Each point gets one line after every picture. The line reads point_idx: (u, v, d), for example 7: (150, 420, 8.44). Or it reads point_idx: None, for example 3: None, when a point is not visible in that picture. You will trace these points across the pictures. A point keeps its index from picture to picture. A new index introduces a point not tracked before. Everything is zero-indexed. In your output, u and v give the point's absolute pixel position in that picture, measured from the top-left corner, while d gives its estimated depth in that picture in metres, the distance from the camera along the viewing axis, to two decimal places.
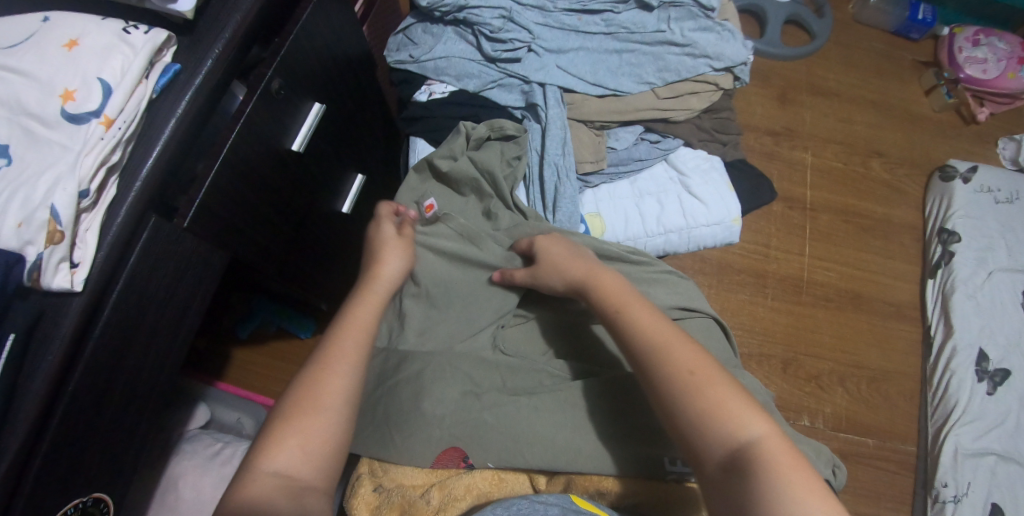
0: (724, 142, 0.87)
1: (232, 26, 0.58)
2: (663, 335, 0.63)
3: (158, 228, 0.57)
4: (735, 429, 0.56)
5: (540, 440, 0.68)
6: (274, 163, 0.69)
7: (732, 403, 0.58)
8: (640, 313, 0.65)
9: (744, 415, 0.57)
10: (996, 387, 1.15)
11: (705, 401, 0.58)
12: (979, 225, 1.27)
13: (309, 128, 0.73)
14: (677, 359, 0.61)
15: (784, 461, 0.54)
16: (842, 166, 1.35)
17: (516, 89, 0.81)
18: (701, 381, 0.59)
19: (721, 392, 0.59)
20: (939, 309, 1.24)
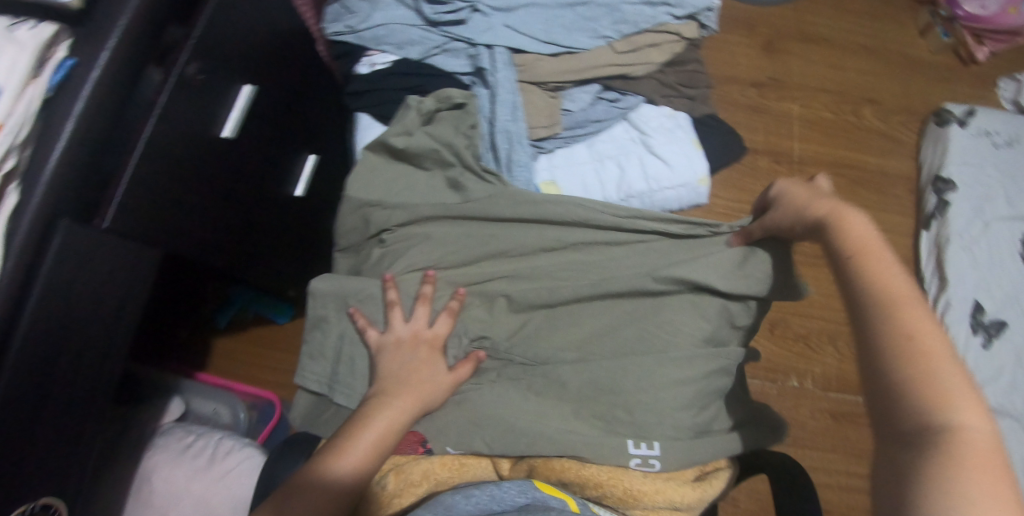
0: (691, 96, 0.82)
1: (128, 14, 0.56)
2: (916, 318, 0.52)
3: (73, 233, 0.55)
4: (937, 416, 0.47)
5: (499, 423, 0.68)
6: (196, 147, 0.67)
7: (953, 382, 0.48)
8: (886, 272, 0.55)
9: (962, 415, 0.47)
10: (992, 341, 1.12)
11: (924, 383, 0.48)
12: (977, 172, 1.21)
13: (239, 113, 0.71)
14: (920, 339, 0.50)
15: (980, 466, 0.44)
16: (832, 116, 1.29)
17: (463, 53, 0.78)
18: (923, 345, 0.50)
19: (949, 369, 0.49)
20: (933, 261, 1.19)
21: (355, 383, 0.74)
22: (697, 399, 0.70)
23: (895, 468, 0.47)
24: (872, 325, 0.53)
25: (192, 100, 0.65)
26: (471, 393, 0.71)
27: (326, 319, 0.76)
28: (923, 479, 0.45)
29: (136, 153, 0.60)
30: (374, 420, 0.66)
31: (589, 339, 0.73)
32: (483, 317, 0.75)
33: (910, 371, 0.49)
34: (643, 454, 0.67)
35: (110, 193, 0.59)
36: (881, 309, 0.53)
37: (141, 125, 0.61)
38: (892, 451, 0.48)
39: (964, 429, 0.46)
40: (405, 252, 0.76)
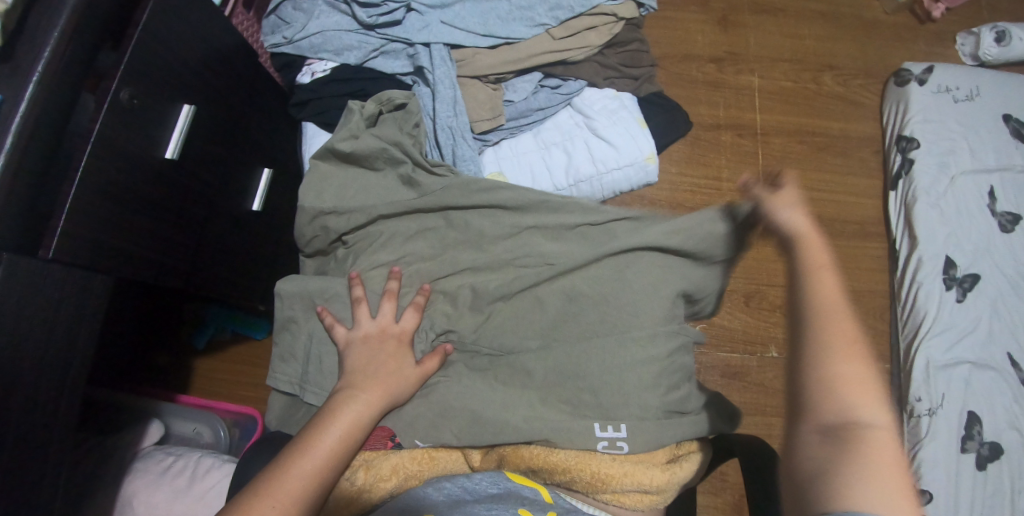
0: (635, 77, 0.83)
1: (49, 47, 0.57)
2: (841, 328, 0.59)
3: (15, 265, 0.56)
4: (842, 415, 0.55)
5: (464, 414, 0.66)
6: (140, 171, 0.67)
7: (854, 387, 0.56)
8: (827, 287, 0.61)
9: (868, 408, 0.56)
10: (966, 294, 1.12)
11: (837, 382, 0.56)
12: (940, 127, 1.21)
13: (181, 133, 0.71)
14: (841, 347, 0.58)
15: (875, 455, 0.53)
16: (792, 84, 1.29)
17: (402, 54, 0.79)
18: (838, 357, 0.57)
19: (859, 375, 0.57)
20: (903, 220, 1.19)
21: (323, 383, 0.71)
22: (669, 375, 0.67)
23: (795, 457, 0.56)
24: (804, 334, 0.59)
25: (130, 125, 0.65)
26: (438, 385, 0.69)
27: (295, 320, 0.73)
28: (819, 469, 0.54)
29: (75, 182, 0.60)
30: (339, 414, 0.63)
31: (556, 324, 0.70)
32: (448, 311, 0.72)
33: (825, 378, 0.57)
34: (610, 437, 0.65)
35: (52, 224, 0.59)
36: (821, 319, 0.59)
37: (79, 154, 0.61)
38: (796, 438, 0.56)
39: (865, 425, 0.55)
40: (366, 252, 0.75)
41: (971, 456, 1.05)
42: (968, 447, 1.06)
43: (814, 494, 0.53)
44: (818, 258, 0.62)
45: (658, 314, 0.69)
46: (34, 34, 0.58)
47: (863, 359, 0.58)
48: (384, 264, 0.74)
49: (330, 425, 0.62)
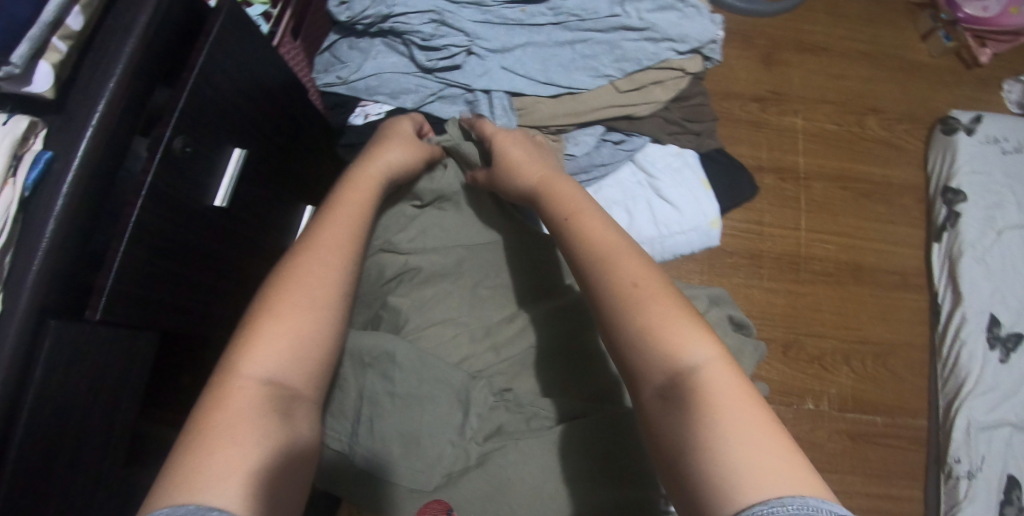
0: (697, 131, 0.80)
1: (104, 99, 0.54)
2: (669, 328, 0.50)
3: (63, 332, 0.52)
4: (724, 422, 0.45)
5: (527, 489, 0.59)
6: (189, 222, 0.64)
7: (732, 389, 0.47)
8: (648, 295, 0.52)
9: (738, 410, 0.46)
10: (1009, 354, 1.10)
11: (698, 384, 0.47)
12: (987, 179, 1.19)
13: (230, 178, 0.68)
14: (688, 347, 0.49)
15: (764, 465, 0.43)
16: (835, 127, 1.26)
17: (460, 100, 0.76)
18: (648, 306, 0.51)
19: (731, 376, 0.48)
20: (946, 273, 1.16)
21: (379, 450, 0.60)
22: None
23: (653, 434, 0.49)
24: (615, 316, 0.52)
25: (181, 174, 0.62)
26: (493, 454, 0.61)
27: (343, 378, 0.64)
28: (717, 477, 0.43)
29: (124, 238, 0.56)
30: (306, 267, 0.56)
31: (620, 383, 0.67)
32: (501, 362, 0.67)
33: (646, 342, 0.50)
34: None
35: (99, 282, 0.55)
36: (616, 303, 0.52)
37: (129, 208, 0.57)
38: (644, 412, 0.50)
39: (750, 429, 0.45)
40: (419, 309, 0.68)
41: None
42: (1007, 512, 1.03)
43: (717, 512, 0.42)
44: (624, 260, 0.54)
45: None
46: (89, 82, 0.54)
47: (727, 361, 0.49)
48: (444, 309, 0.69)
49: (334, 213, 0.60)
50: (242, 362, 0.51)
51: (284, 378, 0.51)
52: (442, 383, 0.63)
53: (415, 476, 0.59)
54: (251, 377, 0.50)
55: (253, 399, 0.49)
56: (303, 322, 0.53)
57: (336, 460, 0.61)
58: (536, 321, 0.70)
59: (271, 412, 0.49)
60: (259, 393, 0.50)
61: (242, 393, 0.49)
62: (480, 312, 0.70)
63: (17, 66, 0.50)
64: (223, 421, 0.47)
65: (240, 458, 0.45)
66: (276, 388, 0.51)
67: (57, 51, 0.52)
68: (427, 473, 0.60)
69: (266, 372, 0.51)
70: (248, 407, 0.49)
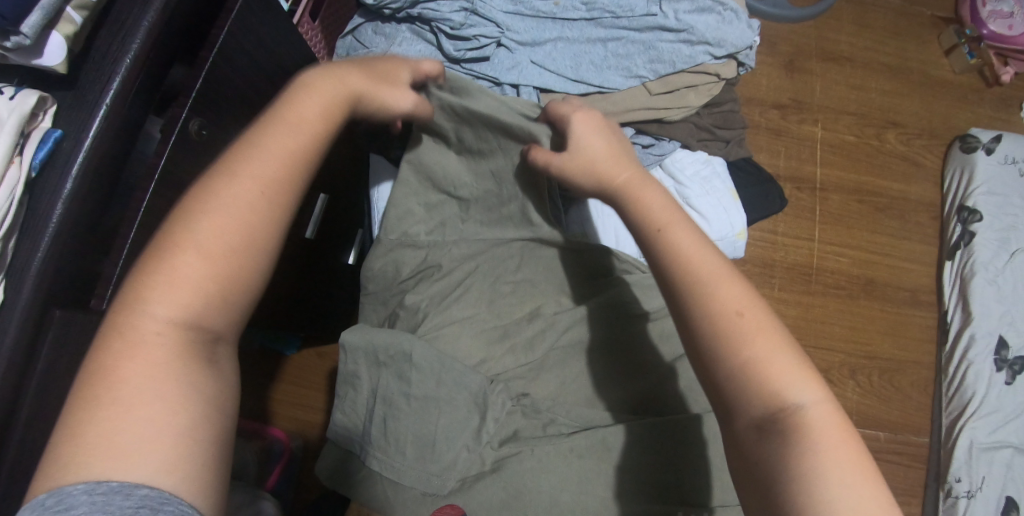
0: (726, 139, 0.81)
1: (119, 76, 0.49)
2: (772, 363, 0.50)
3: (68, 324, 0.49)
4: (828, 472, 0.46)
5: (542, 498, 0.56)
6: None
7: (836, 438, 0.48)
8: (756, 327, 0.51)
9: (840, 461, 0.46)
10: (1015, 376, 1.09)
11: (800, 427, 0.48)
12: (1003, 201, 1.18)
13: None
14: (787, 390, 0.49)
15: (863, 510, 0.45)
16: (854, 139, 1.25)
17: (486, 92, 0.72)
18: (749, 341, 0.50)
19: (833, 424, 0.48)
20: (957, 293, 1.16)
21: (390, 452, 0.58)
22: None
23: (745, 464, 0.49)
24: (714, 345, 0.51)
25: (195, 159, 0.58)
26: (509, 460, 0.58)
27: (357, 376, 0.62)
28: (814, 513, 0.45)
29: (133, 224, 0.52)
30: (226, 187, 0.49)
31: (648, 389, 0.64)
32: (519, 364, 0.65)
33: (748, 378, 0.49)
34: None
35: (106, 270, 0.51)
36: (718, 337, 0.50)
37: (139, 193, 0.53)
38: (736, 440, 0.50)
39: (848, 481, 0.46)
40: (437, 309, 0.66)
41: None
42: None
43: None
44: (721, 278, 0.53)
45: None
46: (102, 59, 0.50)
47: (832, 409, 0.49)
48: (465, 309, 0.67)
49: (287, 128, 0.52)
50: (145, 302, 0.45)
51: (200, 317, 0.47)
52: (460, 387, 0.60)
53: (428, 479, 0.57)
54: (153, 319, 0.45)
55: (161, 348, 0.45)
56: (219, 263, 0.47)
57: (341, 459, 0.61)
58: (561, 321, 0.66)
59: (184, 363, 0.45)
60: (166, 340, 0.45)
61: (146, 344, 0.44)
62: (500, 312, 0.67)
63: (28, 37, 0.47)
64: (124, 378, 0.43)
65: (142, 429, 0.42)
66: (193, 331, 0.46)
67: (72, 23, 0.49)
68: (441, 478, 0.58)
69: (177, 314, 0.46)
70: (166, 359, 0.45)
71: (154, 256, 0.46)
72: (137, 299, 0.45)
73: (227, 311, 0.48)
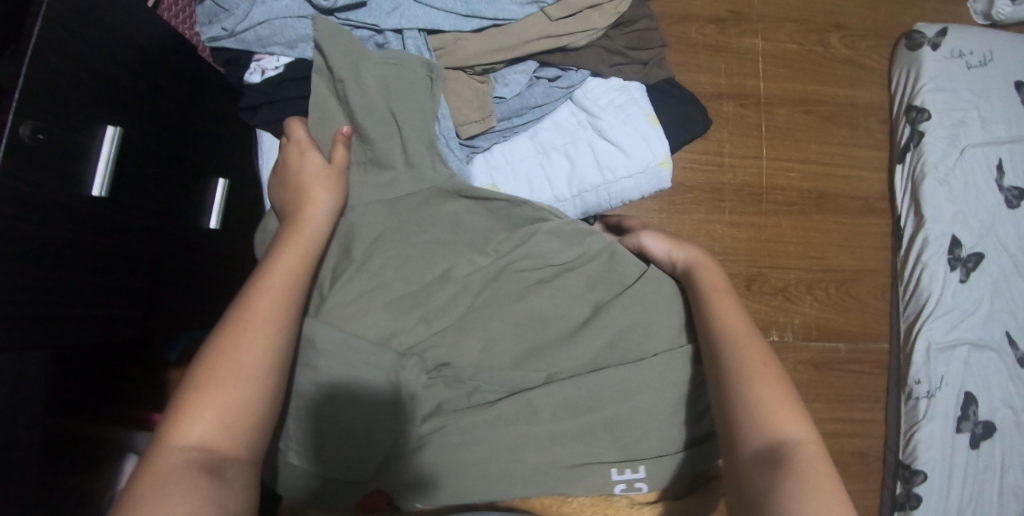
0: (645, 61, 0.75)
1: None
2: (737, 329, 0.59)
3: None
4: (776, 429, 0.52)
5: (469, 473, 0.54)
6: (64, 215, 0.57)
7: (782, 405, 0.53)
8: (729, 306, 0.61)
9: (785, 421, 0.53)
10: (969, 274, 1.10)
11: (753, 385, 0.54)
12: (952, 97, 1.15)
13: (108, 161, 0.61)
14: (747, 354, 0.57)
15: (805, 470, 0.49)
16: (797, 47, 1.19)
17: (370, 43, 0.68)
18: (761, 384, 0.55)
19: (782, 391, 0.54)
20: (909, 197, 1.14)
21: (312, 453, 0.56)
22: (699, 400, 0.61)
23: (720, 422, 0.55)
24: (728, 381, 0.56)
25: (35, 166, 0.54)
26: (432, 437, 0.56)
27: None
28: (763, 461, 0.50)
29: None
30: (241, 331, 0.53)
31: (559, 353, 0.62)
32: (435, 336, 0.61)
33: (719, 345, 0.58)
34: (628, 478, 0.57)
35: None
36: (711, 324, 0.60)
37: None
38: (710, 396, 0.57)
39: (789, 438, 0.51)
40: (334, 284, 0.62)
41: (965, 435, 1.09)
42: (963, 427, 1.08)
43: (756, 489, 0.49)
44: (710, 273, 0.64)
45: (667, 335, 0.64)
46: None
47: (784, 384, 0.55)
48: (373, 281, 0.63)
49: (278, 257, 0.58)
50: (174, 432, 0.49)
51: (220, 443, 0.50)
52: (371, 365, 0.58)
53: (351, 467, 0.55)
54: (183, 443, 0.49)
55: (184, 462, 0.48)
56: (231, 392, 0.51)
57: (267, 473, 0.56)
58: (477, 288, 0.64)
59: (199, 471, 0.47)
60: (188, 457, 0.48)
61: (173, 459, 0.48)
62: (401, 279, 0.63)
63: None
64: (155, 485, 0.46)
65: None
66: (211, 451, 0.49)
67: None
68: (363, 464, 0.55)
69: (200, 438, 0.49)
70: (186, 470, 0.47)
71: (184, 399, 0.51)
72: (171, 430, 0.49)
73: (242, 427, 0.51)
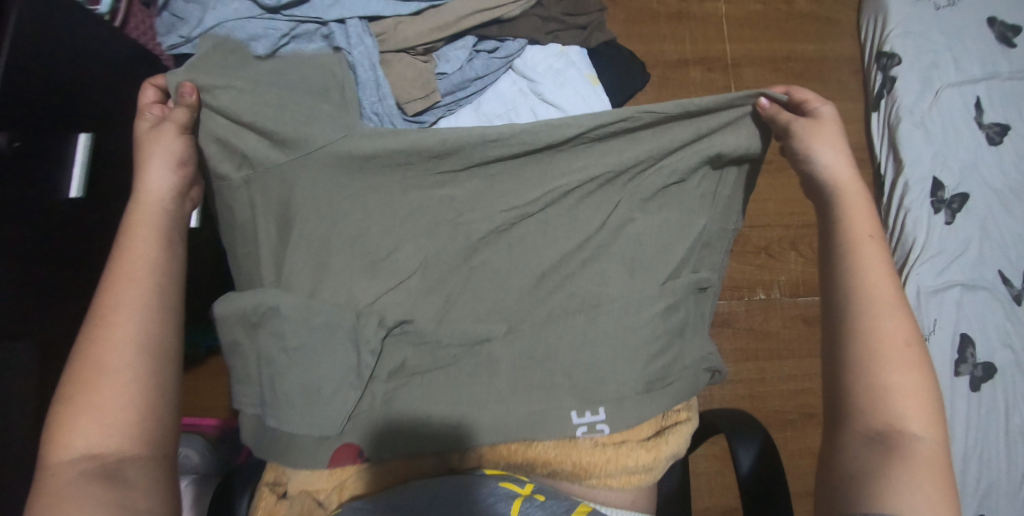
0: (583, 25, 0.78)
1: None
2: (883, 301, 0.57)
3: None
4: (896, 419, 0.54)
5: (435, 424, 0.59)
6: (49, 221, 0.57)
7: (912, 399, 0.54)
8: (879, 275, 0.58)
9: (912, 415, 0.54)
10: (955, 215, 1.09)
11: (884, 379, 0.55)
12: (922, 40, 1.14)
13: (83, 165, 0.59)
14: (888, 337, 0.56)
15: (923, 469, 0.52)
16: (762, 8, 1.20)
17: (316, 36, 0.67)
18: (895, 368, 0.55)
19: (915, 382, 0.55)
20: (887, 142, 1.14)
21: (281, 406, 0.59)
22: (651, 345, 0.61)
23: (844, 409, 0.56)
24: (860, 360, 0.56)
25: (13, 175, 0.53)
26: (397, 393, 0.60)
27: (239, 343, 0.62)
28: (879, 459, 0.52)
29: None
30: (101, 334, 0.52)
31: (513, 303, 0.63)
32: (399, 300, 0.62)
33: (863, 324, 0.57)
34: (588, 421, 0.59)
35: None
36: (855, 297, 0.58)
37: None
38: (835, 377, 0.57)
39: (914, 436, 0.53)
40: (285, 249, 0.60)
41: (965, 378, 1.07)
42: (961, 370, 1.06)
43: (856, 495, 0.52)
44: (861, 237, 0.60)
45: (631, 284, 0.64)
46: None
47: (921, 373, 0.56)
48: (320, 242, 0.61)
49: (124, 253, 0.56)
50: (56, 445, 0.49)
51: (107, 447, 0.50)
52: (331, 326, 0.59)
53: (319, 425, 0.58)
54: (68, 454, 0.49)
55: (74, 477, 0.48)
56: (106, 396, 0.51)
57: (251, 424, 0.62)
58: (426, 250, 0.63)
59: (91, 485, 0.48)
60: (77, 471, 0.48)
61: (62, 474, 0.48)
62: (359, 238, 0.61)
63: None
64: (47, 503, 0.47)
65: None
66: (100, 460, 0.49)
67: None
68: (332, 419, 0.58)
69: (85, 446, 0.49)
70: (72, 485, 0.48)
71: (61, 413, 0.50)
72: (51, 447, 0.49)
73: (127, 431, 0.50)
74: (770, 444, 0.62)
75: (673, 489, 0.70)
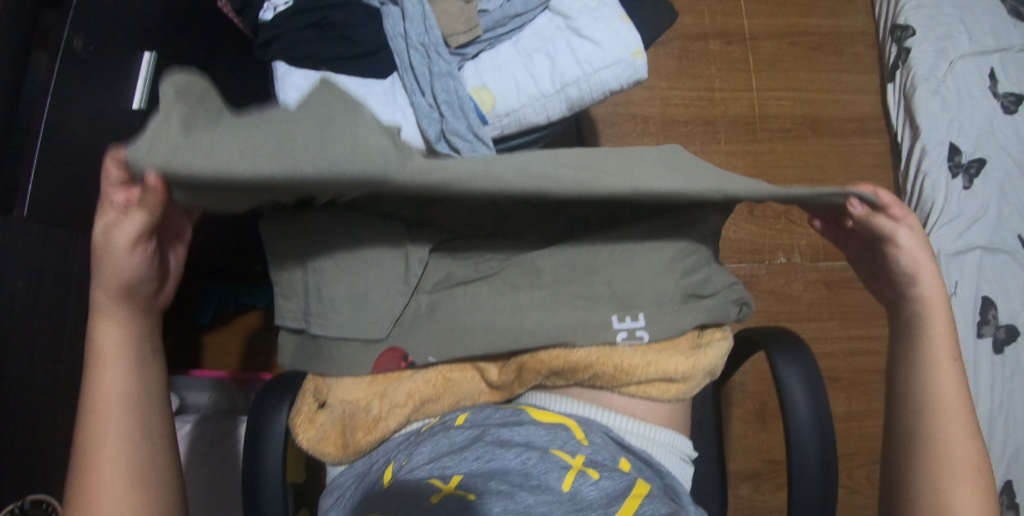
0: None
1: None
2: (951, 402, 0.55)
3: None
4: None
5: (478, 327, 0.57)
6: (115, 131, 0.60)
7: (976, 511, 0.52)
8: (949, 374, 0.55)
9: None
10: (973, 180, 1.10)
11: (945, 485, 0.53)
12: (936, 13, 1.17)
13: (146, 80, 0.62)
14: (951, 438, 0.54)
15: None
16: None
17: None
18: (960, 480, 0.53)
19: (978, 490, 0.52)
20: (903, 111, 1.17)
21: (327, 312, 0.58)
22: (683, 260, 0.58)
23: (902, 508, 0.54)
24: (922, 465, 0.54)
25: (88, 78, 0.56)
26: (443, 300, 0.58)
27: (286, 257, 0.59)
28: None
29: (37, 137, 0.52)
30: (97, 455, 0.49)
31: (557, 219, 0.59)
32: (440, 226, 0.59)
33: (926, 423, 0.55)
34: (629, 327, 0.57)
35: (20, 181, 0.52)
36: (922, 398, 0.55)
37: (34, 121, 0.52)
38: (892, 476, 0.56)
39: None
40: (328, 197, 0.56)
41: (988, 340, 1.06)
42: (984, 332, 1.06)
43: None
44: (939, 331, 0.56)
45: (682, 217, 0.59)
46: None
47: (984, 482, 0.53)
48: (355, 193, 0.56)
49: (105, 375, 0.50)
50: None
51: None
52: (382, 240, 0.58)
53: (367, 328, 0.58)
54: None
55: None
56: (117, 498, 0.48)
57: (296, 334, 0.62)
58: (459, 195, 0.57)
59: None
60: None
61: None
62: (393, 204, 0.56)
63: None
64: None
65: None
66: None
67: None
68: (378, 323, 0.58)
69: None
70: None
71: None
72: None
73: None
74: (812, 361, 0.61)
75: (708, 415, 0.71)
